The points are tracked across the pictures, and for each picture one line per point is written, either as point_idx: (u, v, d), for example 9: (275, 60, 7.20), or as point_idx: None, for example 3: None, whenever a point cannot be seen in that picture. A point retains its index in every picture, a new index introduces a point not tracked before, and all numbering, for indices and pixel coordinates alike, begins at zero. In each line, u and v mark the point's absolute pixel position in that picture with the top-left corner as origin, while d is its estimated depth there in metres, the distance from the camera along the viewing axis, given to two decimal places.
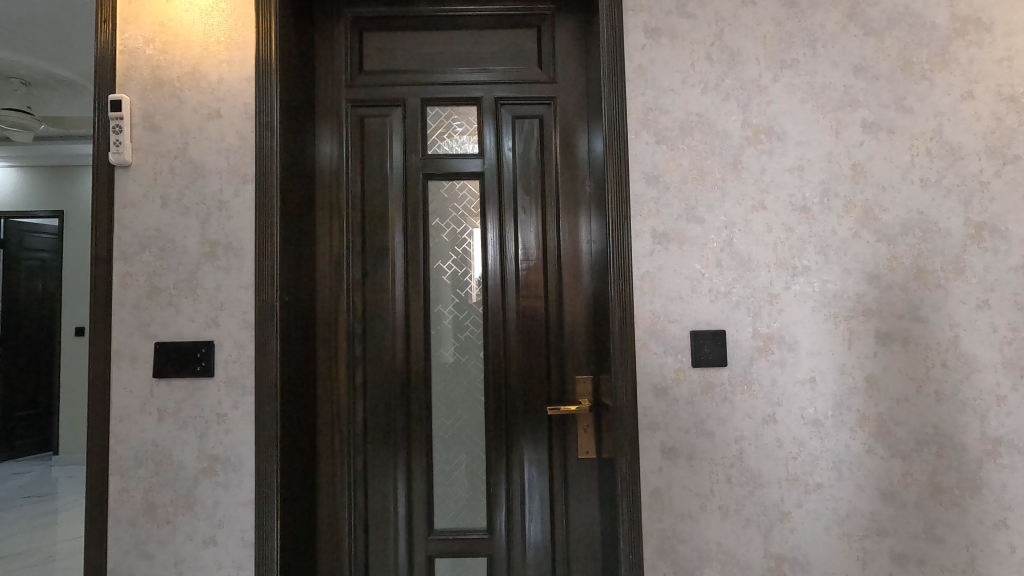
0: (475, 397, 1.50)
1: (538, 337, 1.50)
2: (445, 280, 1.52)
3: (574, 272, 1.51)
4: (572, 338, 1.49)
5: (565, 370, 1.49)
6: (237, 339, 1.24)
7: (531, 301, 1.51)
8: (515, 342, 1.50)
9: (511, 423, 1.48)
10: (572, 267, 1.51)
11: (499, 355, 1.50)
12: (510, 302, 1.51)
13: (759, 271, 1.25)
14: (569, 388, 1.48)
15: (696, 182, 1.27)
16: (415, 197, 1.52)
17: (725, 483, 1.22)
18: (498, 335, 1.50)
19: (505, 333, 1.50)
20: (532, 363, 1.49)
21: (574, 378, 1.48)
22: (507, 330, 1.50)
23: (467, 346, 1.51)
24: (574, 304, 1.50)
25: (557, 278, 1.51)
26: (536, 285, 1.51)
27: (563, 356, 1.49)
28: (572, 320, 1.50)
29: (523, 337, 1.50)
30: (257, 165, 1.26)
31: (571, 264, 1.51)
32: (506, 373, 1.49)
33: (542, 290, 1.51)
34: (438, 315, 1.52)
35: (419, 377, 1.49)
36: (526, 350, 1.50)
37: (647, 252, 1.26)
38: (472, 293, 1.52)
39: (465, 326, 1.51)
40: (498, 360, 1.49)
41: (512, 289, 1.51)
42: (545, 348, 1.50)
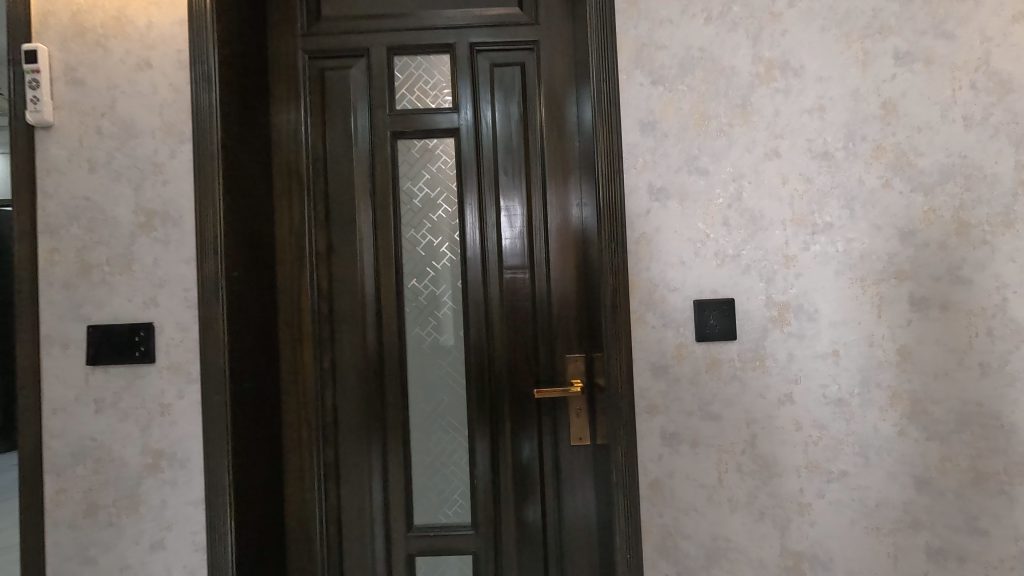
0: (457, 380, 1.35)
1: (524, 312, 1.34)
2: (420, 251, 1.37)
3: (563, 239, 1.34)
4: (562, 313, 1.34)
5: (555, 349, 1.33)
6: (180, 320, 1.11)
7: (515, 270, 1.35)
8: (497, 318, 1.35)
9: (496, 409, 1.34)
10: (560, 234, 1.35)
11: (481, 333, 1.35)
12: (492, 275, 1.35)
13: (773, 230, 1.08)
14: (558, 367, 1.33)
15: (699, 129, 1.09)
16: (384, 160, 1.36)
17: (735, 473, 1.07)
18: (478, 311, 1.35)
19: (487, 308, 1.35)
20: (517, 342, 1.34)
21: (564, 357, 1.33)
22: (489, 305, 1.35)
23: (446, 322, 1.36)
24: (563, 275, 1.34)
25: (543, 245, 1.35)
26: (520, 255, 1.35)
27: (552, 333, 1.34)
28: (561, 293, 1.34)
29: (507, 313, 1.34)
30: (194, 123, 1.11)
31: (559, 231, 1.35)
32: (488, 352, 1.34)
33: (527, 261, 1.35)
34: (413, 289, 1.36)
35: (393, 359, 1.35)
36: (511, 328, 1.34)
37: (642, 211, 1.09)
38: (451, 265, 1.37)
39: (442, 301, 1.36)
40: (479, 339, 1.35)
41: (493, 260, 1.35)
42: (532, 325, 1.34)
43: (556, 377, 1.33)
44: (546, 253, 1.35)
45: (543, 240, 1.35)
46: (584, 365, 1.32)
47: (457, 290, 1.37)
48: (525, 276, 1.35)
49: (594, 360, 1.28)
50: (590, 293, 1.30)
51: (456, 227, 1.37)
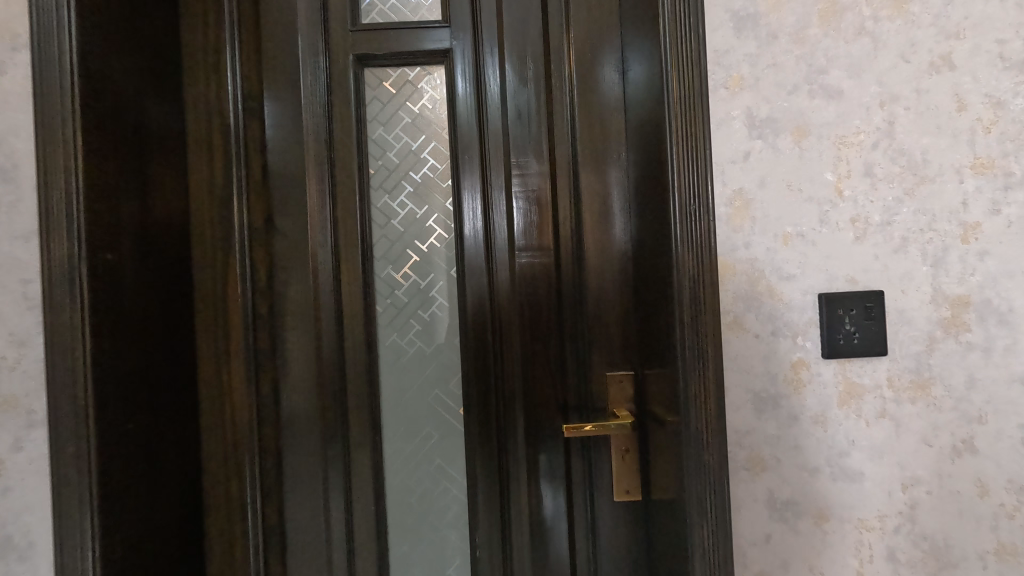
0: (451, 408, 0.96)
1: (545, 313, 0.95)
2: (397, 227, 0.97)
3: (600, 211, 0.95)
4: (600, 315, 0.94)
5: (590, 364, 0.94)
6: (16, 330, 0.71)
7: (533, 255, 0.95)
8: (507, 322, 0.95)
9: (507, 450, 0.94)
10: (597, 201, 0.95)
11: (485, 343, 0.95)
12: (499, 260, 0.95)
13: (944, 183, 0.69)
14: (594, 390, 0.94)
15: (825, 26, 0.70)
16: (345, 96, 0.96)
17: (883, 561, 0.69)
18: (480, 311, 0.95)
19: (492, 307, 0.95)
20: (535, 355, 0.94)
21: (602, 377, 0.94)
22: (496, 303, 0.95)
23: (436, 327, 0.97)
24: (600, 263, 0.94)
25: (571, 219, 0.95)
26: (539, 232, 0.95)
27: (586, 342, 0.94)
28: (598, 287, 0.94)
29: (522, 315, 0.95)
30: (36, 23, 0.72)
31: (596, 197, 0.95)
32: (495, 370, 0.95)
33: (550, 242, 0.95)
34: (388, 280, 0.97)
35: (360, 380, 0.95)
36: (527, 335, 0.94)
37: (737, 155, 0.70)
38: (442, 247, 0.97)
39: (430, 296, 0.97)
40: (482, 351, 0.95)
41: (501, 239, 0.95)
42: (556, 331, 0.94)
43: (592, 405, 0.94)
44: (575, 230, 0.95)
45: (572, 212, 0.95)
46: (631, 388, 0.93)
47: (450, 282, 0.97)
48: (547, 262, 0.95)
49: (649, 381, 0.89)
50: (642, 288, 0.90)
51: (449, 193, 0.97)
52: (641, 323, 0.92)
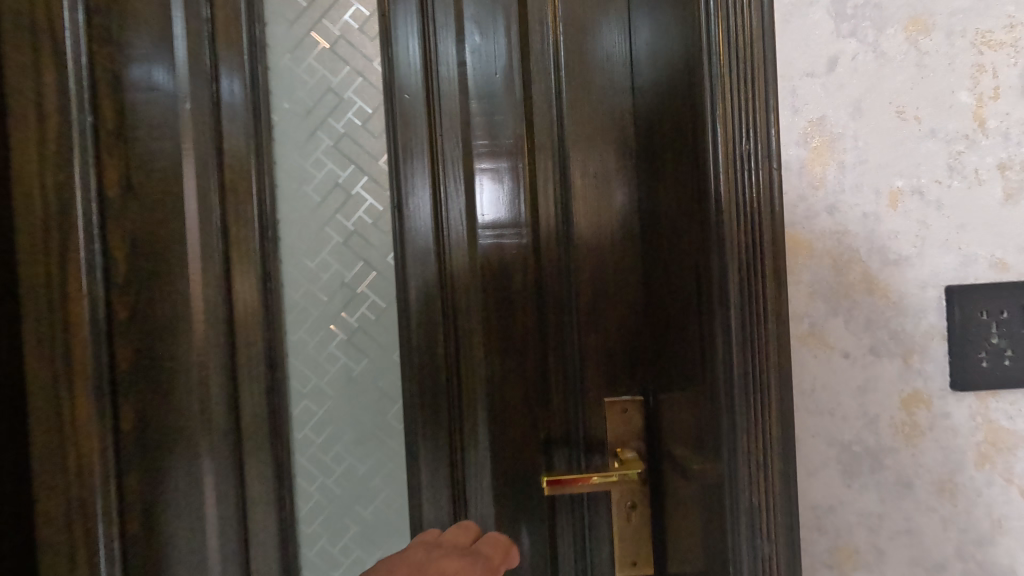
0: (389, 448, 0.70)
1: (518, 317, 0.68)
2: (312, 198, 0.70)
3: (594, 176, 0.68)
4: (596, 319, 0.67)
5: (582, 388, 0.67)
6: None
7: (502, 235, 0.68)
8: (465, 329, 0.68)
9: (462, 504, 0.69)
10: (591, 160, 0.68)
11: (436, 358, 0.68)
12: (454, 242, 0.68)
13: None
14: (587, 422, 0.67)
15: None
16: (232, 11, 0.68)
17: None
18: (428, 313, 0.68)
19: (445, 309, 0.68)
20: (505, 374, 0.68)
21: (599, 404, 0.67)
22: (449, 303, 0.68)
23: (367, 335, 0.70)
24: (596, 248, 0.68)
25: (554, 186, 0.68)
26: (511, 205, 0.68)
27: (576, 357, 0.67)
28: (593, 280, 0.68)
29: (487, 319, 0.68)
30: None
31: (589, 154, 0.68)
32: (449, 395, 0.68)
33: (525, 218, 0.69)
34: (302, 272, 0.70)
35: (260, 408, 0.69)
36: (494, 347, 0.68)
37: (814, 66, 0.44)
38: (375, 224, 0.70)
39: (359, 293, 0.70)
40: (431, 369, 0.68)
41: (455, 214, 0.69)
42: (534, 341, 0.68)
43: (585, 443, 0.67)
44: (561, 202, 0.68)
45: (556, 176, 0.68)
46: (640, 420, 0.67)
47: (388, 273, 0.70)
48: (520, 246, 0.68)
49: (665, 413, 0.63)
50: (655, 281, 0.63)
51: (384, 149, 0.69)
52: (654, 332, 0.65)
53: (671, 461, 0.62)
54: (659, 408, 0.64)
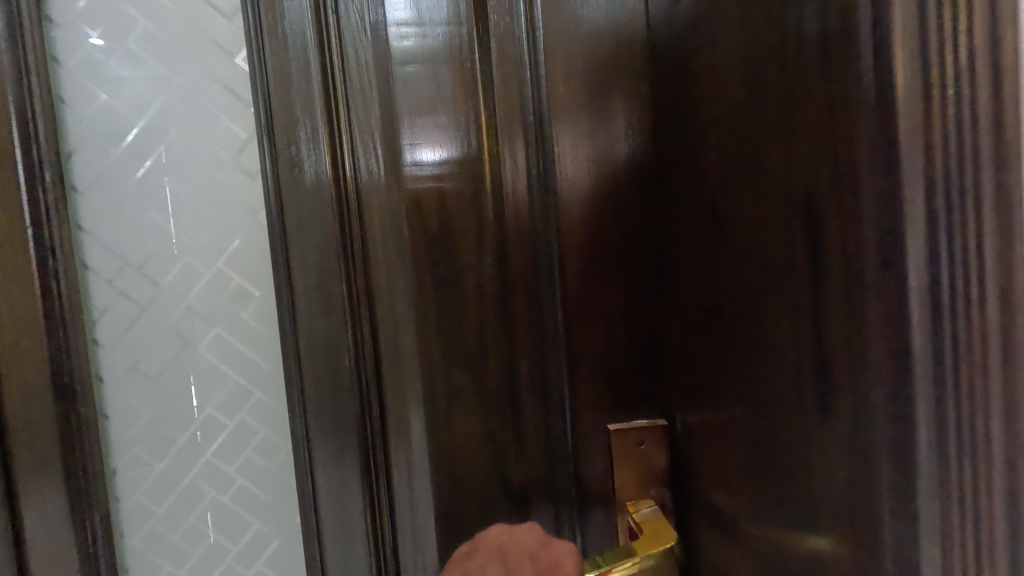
0: (276, 511, 0.46)
1: (467, 304, 0.44)
2: (132, 123, 0.44)
3: (580, 78, 0.42)
4: (587, 305, 0.43)
5: (568, 409, 0.44)
6: None
7: (440, 174, 0.43)
8: (382, 326, 0.43)
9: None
10: (579, 46, 0.42)
11: (339, 372, 0.43)
12: (359, 189, 0.43)
13: None
14: (576, 461, 0.44)
15: None
16: None
17: None
18: (324, 301, 0.43)
19: (349, 295, 0.43)
20: (448, 392, 0.44)
21: (595, 433, 0.44)
22: (357, 286, 0.43)
23: (233, 340, 0.45)
24: (584, 193, 0.43)
25: (515, 96, 0.43)
26: (450, 127, 0.43)
27: (556, 364, 0.44)
28: (581, 243, 0.43)
29: (418, 309, 0.44)
30: None
31: (574, 38, 0.42)
32: (361, 430, 0.44)
33: (473, 149, 0.43)
34: (121, 244, 0.45)
35: (59, 461, 0.42)
36: (430, 352, 0.44)
37: None
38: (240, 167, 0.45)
39: (218, 276, 0.45)
40: (332, 389, 0.43)
41: (359, 142, 0.42)
42: (491, 339, 0.44)
43: (575, 490, 0.44)
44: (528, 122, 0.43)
45: (518, 82, 0.43)
46: (663, 457, 0.43)
47: (261, 242, 0.45)
48: (467, 194, 0.44)
49: (699, 449, 0.39)
50: (682, 240, 0.38)
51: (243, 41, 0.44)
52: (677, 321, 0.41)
53: (709, 523, 0.39)
54: (688, 439, 0.41)
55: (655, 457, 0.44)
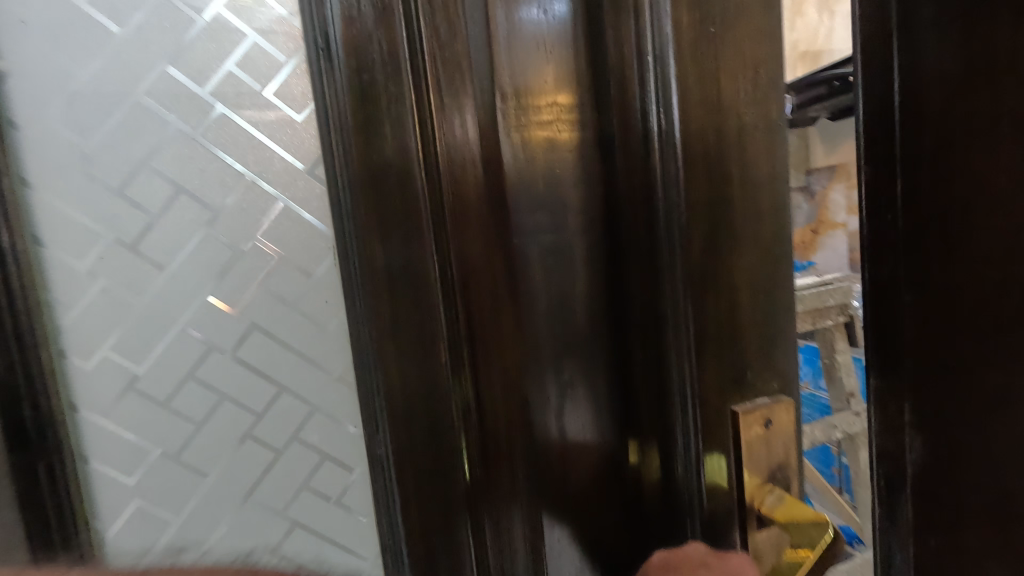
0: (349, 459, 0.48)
1: (569, 268, 0.39)
2: (150, 145, 0.46)
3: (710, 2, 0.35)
4: (706, 269, 0.36)
5: (692, 393, 0.37)
6: None
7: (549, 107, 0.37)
8: (467, 292, 0.37)
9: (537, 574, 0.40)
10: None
11: (432, 345, 0.39)
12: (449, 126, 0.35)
13: None
14: (703, 455, 0.37)
15: None
16: None
17: None
18: (416, 261, 0.38)
19: (443, 257, 0.37)
20: (546, 370, 0.39)
21: (721, 421, 0.38)
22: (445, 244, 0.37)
23: (269, 331, 0.47)
24: (704, 130, 0.35)
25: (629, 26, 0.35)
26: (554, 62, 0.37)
27: (675, 338, 0.37)
28: (703, 193, 0.36)
29: (516, 273, 0.37)
30: None
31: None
32: (462, 413, 0.39)
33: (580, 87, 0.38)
34: (135, 236, 0.48)
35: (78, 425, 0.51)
36: (533, 325, 0.38)
37: None
38: (275, 169, 0.44)
39: (256, 267, 0.46)
40: (423, 363, 0.39)
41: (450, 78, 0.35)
42: (599, 306, 0.40)
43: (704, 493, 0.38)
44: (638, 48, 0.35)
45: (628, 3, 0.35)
46: (788, 437, 0.39)
47: (305, 229, 0.45)
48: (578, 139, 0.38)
49: (919, 430, 0.19)
50: (923, 9, 0.17)
51: (299, 42, 0.43)
52: (898, 207, 0.19)
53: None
54: (885, 420, 0.20)
55: (779, 436, 0.39)
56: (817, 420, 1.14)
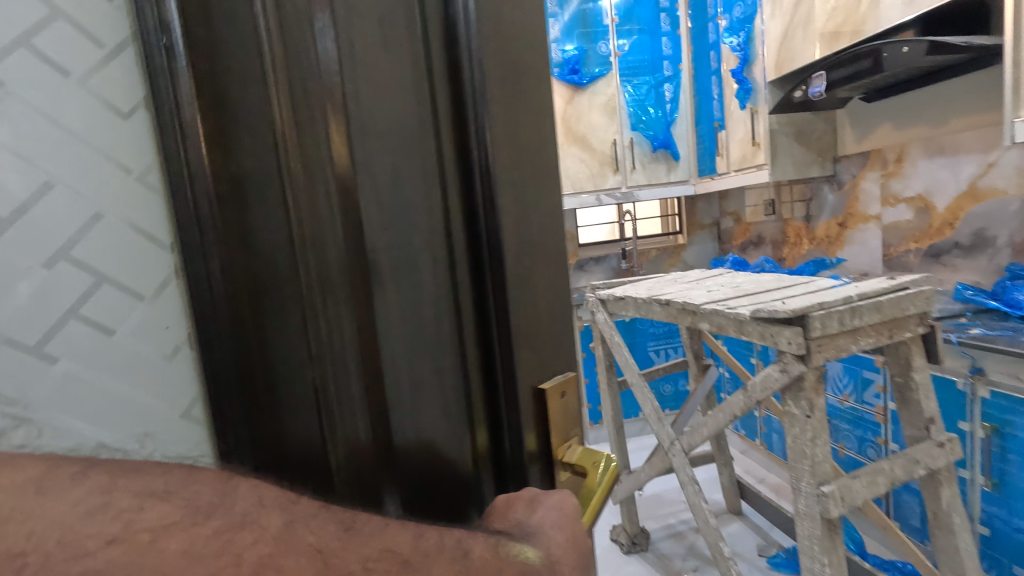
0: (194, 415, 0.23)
1: (423, 273, 0.28)
2: None
3: (519, 14, 0.32)
4: (522, 276, 0.32)
5: (513, 407, 0.32)
6: None
7: (377, 72, 0.26)
8: (318, 305, 0.24)
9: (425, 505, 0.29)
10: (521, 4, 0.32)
11: (287, 358, 0.24)
12: (283, 75, 0.23)
13: None
14: (524, 438, 0.33)
15: None
16: None
17: None
18: (268, 267, 0.23)
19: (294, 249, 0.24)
20: (421, 404, 0.28)
21: (533, 406, 0.33)
22: (298, 228, 0.24)
23: (92, 365, 0.21)
24: (515, 136, 0.32)
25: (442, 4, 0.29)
26: (382, 26, 0.26)
27: (503, 359, 0.32)
28: (519, 204, 0.32)
29: (373, 277, 0.26)
30: None
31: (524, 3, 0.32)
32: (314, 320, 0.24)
33: (415, 63, 0.28)
34: None
35: None
36: (391, 314, 0.27)
37: None
38: (61, 30, 0.20)
39: (65, 264, 0.20)
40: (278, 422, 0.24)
41: None
42: (453, 321, 0.30)
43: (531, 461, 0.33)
44: (447, 53, 0.29)
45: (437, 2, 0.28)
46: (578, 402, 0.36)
47: (128, 201, 0.21)
48: (411, 124, 0.27)
49: None
50: None
51: None
52: None
53: None
54: None
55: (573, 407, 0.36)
56: (896, 454, 0.87)
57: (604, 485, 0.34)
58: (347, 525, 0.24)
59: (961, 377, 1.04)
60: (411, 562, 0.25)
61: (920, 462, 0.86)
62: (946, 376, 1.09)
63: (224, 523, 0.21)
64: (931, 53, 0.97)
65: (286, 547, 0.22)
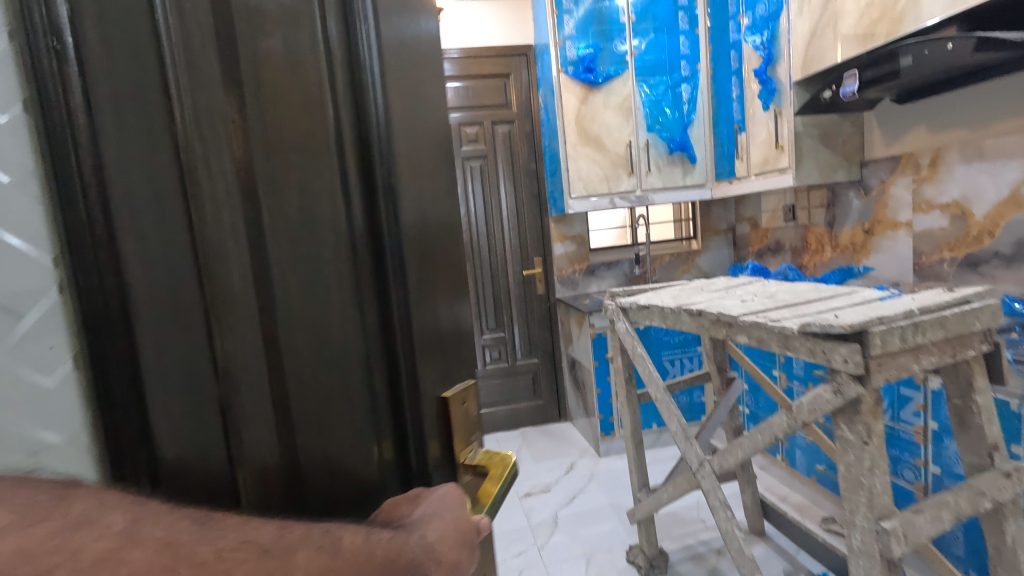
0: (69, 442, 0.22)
1: (331, 297, 0.26)
2: None
3: (416, 31, 0.30)
4: (428, 300, 0.30)
5: (415, 423, 0.30)
6: None
7: (282, 114, 0.24)
8: (233, 324, 0.23)
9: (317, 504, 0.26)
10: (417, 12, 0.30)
11: (195, 397, 0.22)
12: (189, 78, 0.21)
13: None
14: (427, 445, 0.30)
15: None
16: None
17: None
18: (172, 278, 0.21)
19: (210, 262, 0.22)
20: (340, 434, 0.26)
21: (436, 422, 0.31)
22: (208, 246, 0.22)
23: None
24: (422, 142, 0.29)
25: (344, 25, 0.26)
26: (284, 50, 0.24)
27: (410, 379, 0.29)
28: (425, 227, 0.30)
29: (281, 310, 0.24)
30: None
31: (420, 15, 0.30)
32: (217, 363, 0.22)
33: (317, 74, 0.26)
34: None
35: None
36: (301, 346, 0.25)
37: None
38: None
39: None
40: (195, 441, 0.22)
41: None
42: (369, 345, 0.28)
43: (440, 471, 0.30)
44: (349, 60, 0.27)
45: (334, 2, 0.26)
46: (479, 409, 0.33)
47: (15, 234, 0.21)
48: (319, 145, 0.26)
49: None
50: None
51: None
52: None
53: None
54: None
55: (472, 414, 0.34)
56: (963, 483, 0.61)
57: (497, 495, 0.32)
58: (201, 520, 0.22)
59: (1015, 400, 0.89)
60: (270, 552, 0.22)
61: (987, 496, 0.61)
62: (1005, 398, 0.92)
63: (65, 522, 0.20)
64: (979, 50, 0.90)
65: (132, 541, 0.20)
